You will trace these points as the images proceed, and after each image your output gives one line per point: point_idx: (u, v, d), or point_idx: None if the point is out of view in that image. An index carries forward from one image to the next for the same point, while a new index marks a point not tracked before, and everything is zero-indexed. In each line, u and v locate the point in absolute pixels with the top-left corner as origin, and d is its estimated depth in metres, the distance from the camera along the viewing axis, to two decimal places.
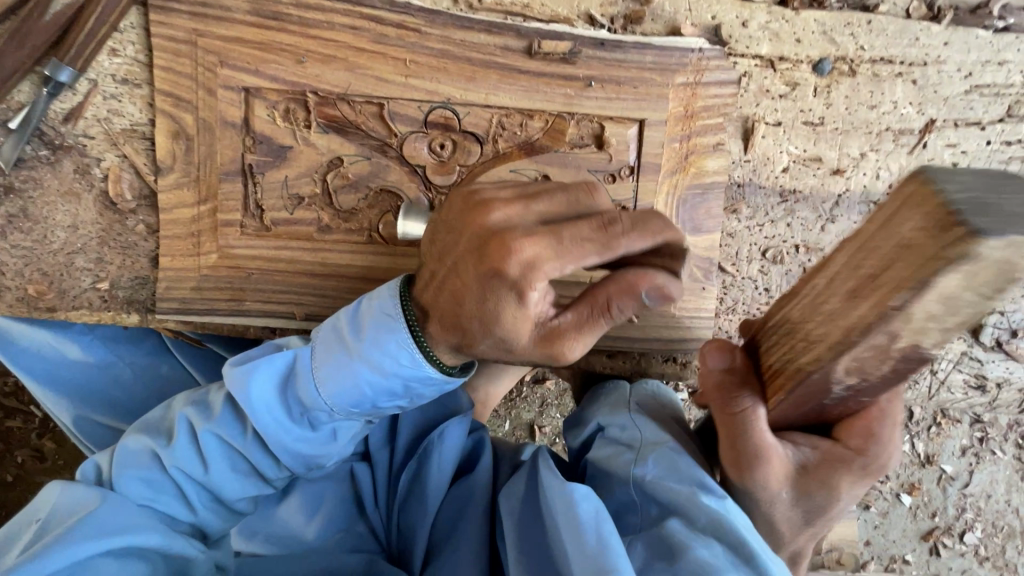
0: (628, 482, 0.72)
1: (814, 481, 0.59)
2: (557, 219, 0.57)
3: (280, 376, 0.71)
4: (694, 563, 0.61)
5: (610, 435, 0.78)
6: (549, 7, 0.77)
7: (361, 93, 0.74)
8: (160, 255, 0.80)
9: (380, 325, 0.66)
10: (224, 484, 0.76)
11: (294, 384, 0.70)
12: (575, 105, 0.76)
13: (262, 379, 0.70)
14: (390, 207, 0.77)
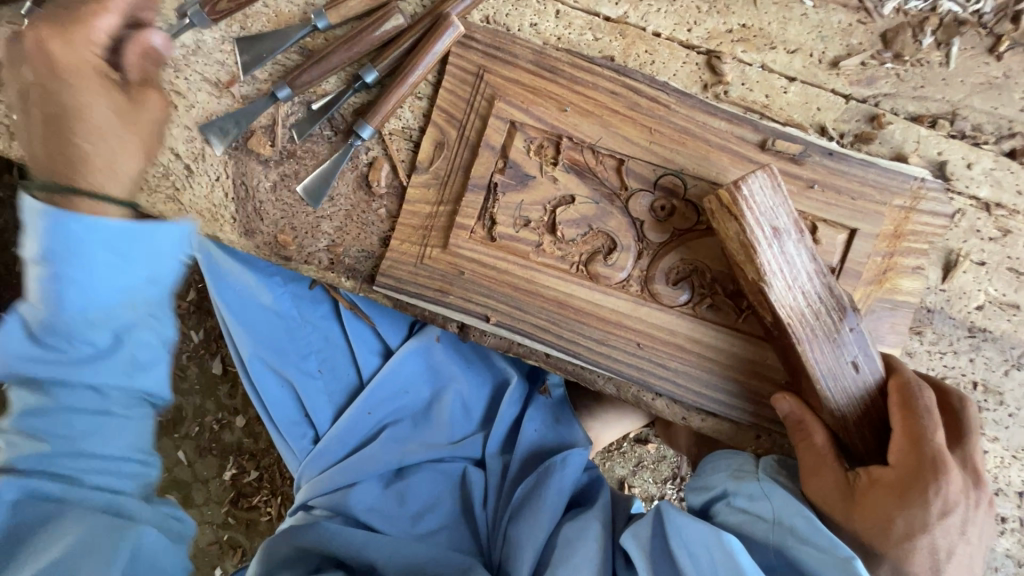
0: (769, 548, 0.74)
1: (905, 494, 0.68)
2: (695, 263, 0.85)
3: (59, 246, 0.67)
4: None
5: (738, 505, 0.79)
6: (788, 112, 0.86)
7: (607, 147, 0.85)
8: (391, 237, 0.92)
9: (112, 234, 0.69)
10: (76, 400, 0.70)
11: (72, 274, 0.67)
12: (795, 201, 0.82)
13: (116, 247, 0.69)
14: (602, 247, 0.86)
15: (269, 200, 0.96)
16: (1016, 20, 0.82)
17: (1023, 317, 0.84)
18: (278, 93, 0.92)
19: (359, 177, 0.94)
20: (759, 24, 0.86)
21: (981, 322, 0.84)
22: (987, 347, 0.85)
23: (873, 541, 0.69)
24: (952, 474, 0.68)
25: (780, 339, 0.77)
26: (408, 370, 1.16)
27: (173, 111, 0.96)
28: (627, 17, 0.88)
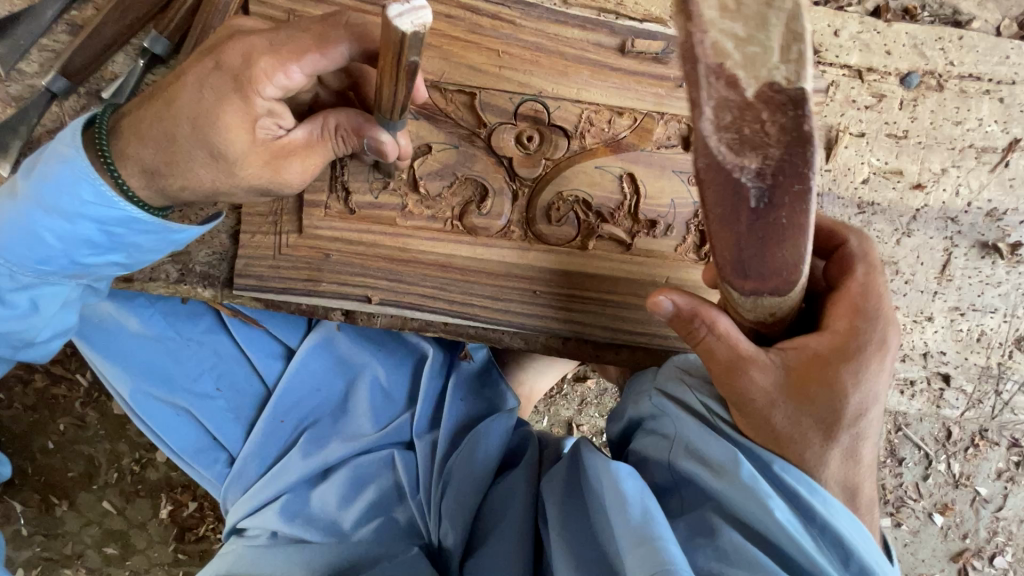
0: (666, 465, 0.74)
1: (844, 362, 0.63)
2: (575, 193, 0.78)
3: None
4: (730, 544, 0.64)
5: (650, 428, 0.79)
6: (644, 6, 0.77)
7: (454, 82, 0.75)
8: (240, 231, 0.81)
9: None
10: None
11: None
12: (665, 105, 0.76)
13: None
14: (473, 196, 0.78)
15: None
16: None
17: (907, 182, 0.82)
18: (51, 86, 0.75)
19: None
20: None
21: (868, 195, 0.82)
22: (879, 219, 0.83)
23: (818, 423, 0.64)
24: (886, 334, 0.65)
25: (779, 187, 0.49)
26: (315, 367, 1.08)
27: None
28: None
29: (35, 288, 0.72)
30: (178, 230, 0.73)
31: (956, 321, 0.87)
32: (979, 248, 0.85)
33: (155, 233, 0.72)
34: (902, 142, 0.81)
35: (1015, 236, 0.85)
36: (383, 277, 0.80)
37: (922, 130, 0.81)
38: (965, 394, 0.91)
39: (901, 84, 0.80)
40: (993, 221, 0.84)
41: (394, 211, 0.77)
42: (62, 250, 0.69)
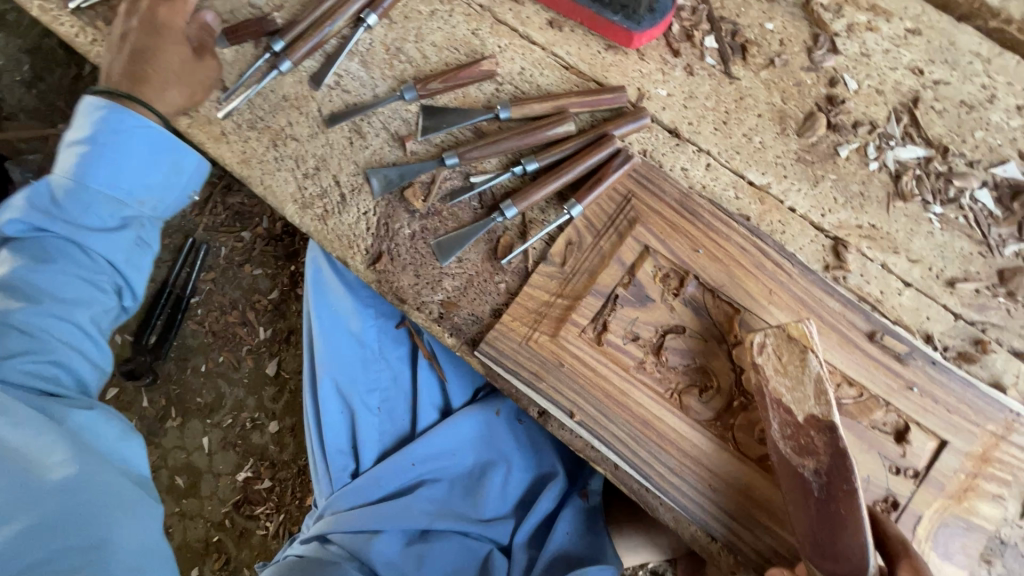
0: None
1: None
2: None
3: (48, 190, 0.89)
4: None
5: None
6: (898, 311, 0.91)
7: (727, 294, 0.91)
8: (504, 311, 0.99)
9: (69, 195, 0.89)
10: (79, 272, 0.89)
11: (95, 177, 0.90)
12: (892, 397, 0.86)
13: (31, 204, 0.88)
14: (698, 382, 0.90)
15: (403, 243, 1.04)
16: None
17: None
18: (446, 159, 1.02)
19: (490, 248, 1.01)
20: (887, 228, 0.94)
21: None
22: None
23: None
24: None
25: (833, 485, 0.76)
26: (462, 435, 1.18)
27: (348, 146, 1.08)
28: (770, 186, 0.97)
29: (125, 207, 0.93)
30: (192, 161, 0.99)
31: None
32: None
33: (182, 154, 0.97)
34: None
35: None
36: (592, 404, 0.92)
37: None
38: None
39: None
40: None
41: (633, 360, 0.92)
42: (130, 183, 0.93)
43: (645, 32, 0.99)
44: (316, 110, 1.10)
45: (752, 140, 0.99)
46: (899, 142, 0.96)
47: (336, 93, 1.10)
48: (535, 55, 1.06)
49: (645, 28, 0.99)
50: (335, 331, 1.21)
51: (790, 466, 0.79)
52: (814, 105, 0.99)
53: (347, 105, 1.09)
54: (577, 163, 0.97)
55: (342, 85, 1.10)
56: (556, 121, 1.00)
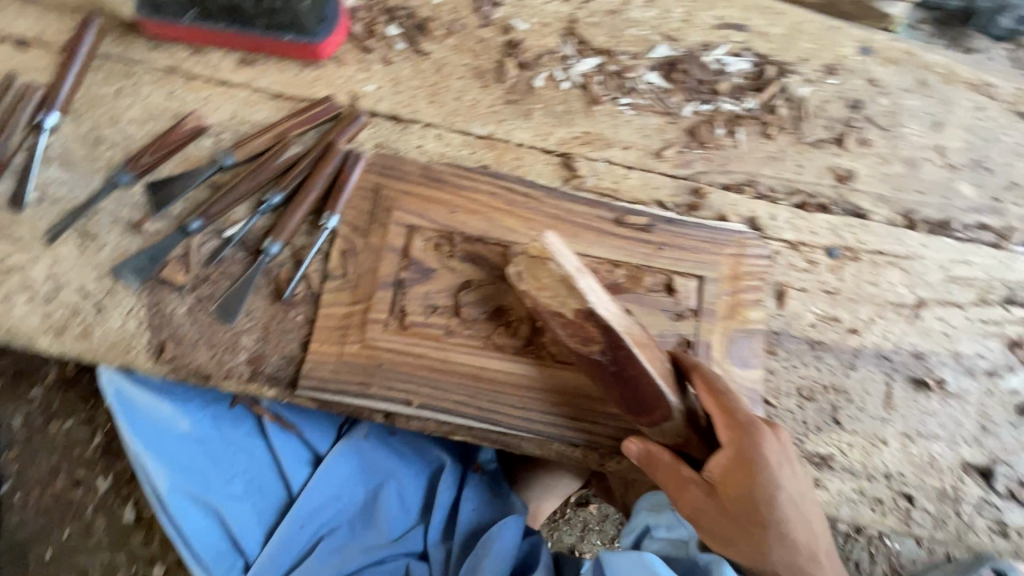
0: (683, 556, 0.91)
1: (744, 468, 0.79)
2: None
3: None
4: None
5: (659, 534, 0.96)
6: (632, 193, 1.06)
7: (494, 237, 1.00)
8: (310, 340, 0.98)
9: None
10: None
11: None
12: (652, 261, 1.00)
13: None
14: (502, 321, 0.97)
15: (183, 322, 0.99)
16: (775, 112, 1.10)
17: (844, 328, 1.04)
18: (190, 226, 0.99)
19: (272, 288, 1.00)
20: (597, 130, 1.08)
21: (815, 335, 1.03)
22: (826, 355, 1.03)
23: (741, 529, 0.79)
24: (769, 436, 0.80)
25: (619, 355, 0.86)
26: (341, 474, 1.17)
27: (82, 252, 1.00)
28: (495, 132, 1.07)
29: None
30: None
31: (908, 445, 1.01)
32: (913, 383, 1.03)
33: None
34: (835, 297, 1.05)
35: (940, 374, 1.03)
36: (421, 385, 0.96)
37: (848, 289, 1.05)
38: (931, 516, 0.99)
39: (828, 255, 1.06)
40: (919, 360, 1.04)
41: (439, 329, 0.97)
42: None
43: (325, 40, 1.04)
44: (31, 231, 1.01)
45: (463, 100, 1.08)
46: (576, 59, 1.11)
47: (46, 205, 1.02)
48: (241, 96, 1.06)
49: (324, 37, 1.04)
50: (162, 440, 1.11)
51: (587, 356, 0.90)
52: (501, 54, 1.10)
53: (63, 213, 1.01)
54: (316, 178, 1.00)
55: (47, 194, 1.02)
56: (279, 150, 1.02)
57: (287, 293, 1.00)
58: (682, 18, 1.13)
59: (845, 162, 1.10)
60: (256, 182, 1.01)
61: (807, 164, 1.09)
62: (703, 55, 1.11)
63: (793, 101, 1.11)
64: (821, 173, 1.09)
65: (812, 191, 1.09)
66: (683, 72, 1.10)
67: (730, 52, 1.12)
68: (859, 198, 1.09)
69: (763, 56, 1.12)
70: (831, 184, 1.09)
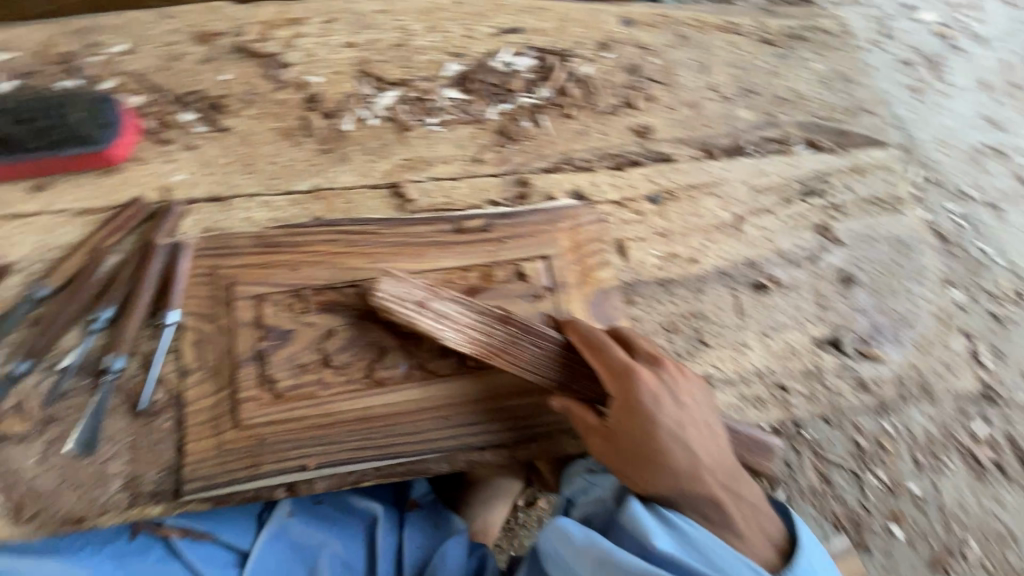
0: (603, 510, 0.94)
1: (629, 408, 0.86)
2: None
3: None
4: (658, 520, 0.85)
5: (580, 500, 0.98)
6: (465, 200, 1.12)
7: (344, 280, 1.01)
8: (184, 442, 0.94)
9: None
10: None
11: None
12: (498, 256, 1.06)
13: None
14: (374, 356, 0.98)
15: (36, 474, 0.91)
16: (568, 94, 1.21)
17: (684, 260, 1.15)
18: (18, 369, 0.93)
19: (126, 404, 0.95)
20: (415, 154, 1.14)
21: (662, 275, 1.13)
22: (677, 289, 1.13)
23: (638, 462, 0.86)
24: (648, 374, 0.88)
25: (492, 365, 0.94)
26: (273, 562, 1.10)
27: None
28: (318, 183, 1.10)
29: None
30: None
31: (768, 342, 1.13)
32: (754, 288, 1.15)
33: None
34: (669, 236, 1.16)
35: (773, 273, 1.17)
36: (314, 444, 0.94)
37: (676, 226, 1.17)
38: (804, 395, 1.12)
39: (651, 202, 1.17)
40: (753, 267, 1.16)
41: (315, 385, 0.96)
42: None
43: (116, 144, 1.02)
44: None
45: (279, 162, 1.10)
46: (377, 95, 1.16)
47: None
48: (40, 223, 1.01)
49: (113, 142, 1.01)
50: None
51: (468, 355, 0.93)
52: (303, 109, 1.13)
53: None
54: (142, 280, 0.97)
55: None
56: (96, 264, 0.98)
57: (144, 403, 0.94)
58: (462, 35, 1.22)
59: (640, 119, 1.22)
60: (77, 303, 0.95)
61: (609, 130, 1.21)
62: (491, 61, 1.21)
63: (580, 81, 1.22)
64: (623, 134, 1.21)
65: (620, 152, 1.20)
66: (477, 81, 1.19)
67: (513, 53, 1.22)
68: (661, 146, 1.22)
69: (543, 49, 1.24)
70: (634, 141, 1.21)
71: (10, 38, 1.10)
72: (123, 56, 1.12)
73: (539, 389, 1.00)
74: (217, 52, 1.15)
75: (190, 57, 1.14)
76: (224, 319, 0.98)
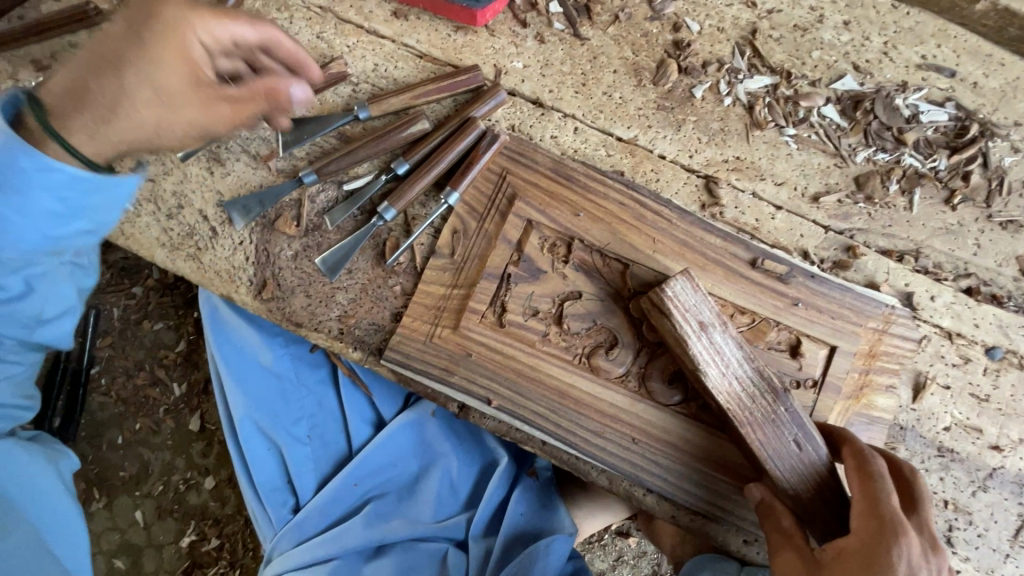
0: None
1: (864, 559, 0.69)
2: None
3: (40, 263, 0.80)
4: None
5: None
6: (775, 235, 0.96)
7: (616, 252, 0.92)
8: (403, 313, 0.96)
9: None
10: None
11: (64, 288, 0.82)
12: (782, 317, 0.90)
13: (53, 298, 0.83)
14: (603, 342, 0.91)
15: (287, 265, 0.99)
16: (966, 180, 0.94)
17: (983, 442, 0.91)
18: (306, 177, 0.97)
19: (376, 252, 0.99)
20: (751, 159, 0.97)
21: (947, 441, 0.91)
22: (953, 466, 0.91)
23: None
24: (915, 543, 0.68)
25: (734, 434, 0.82)
26: (401, 442, 1.17)
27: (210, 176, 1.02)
28: (638, 138, 0.99)
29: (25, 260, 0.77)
30: (118, 182, 0.75)
31: None
32: None
33: (108, 188, 0.75)
34: (982, 405, 0.92)
35: None
36: (507, 387, 0.92)
37: (999, 399, 0.92)
38: None
39: (986, 355, 0.92)
40: None
41: (538, 337, 0.92)
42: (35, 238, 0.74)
43: (486, 7, 0.97)
44: None
45: (612, 97, 1.00)
46: (746, 75, 0.99)
47: None
48: (386, 48, 1.03)
49: (485, 4, 0.97)
50: (246, 372, 1.17)
51: None
52: (664, 53, 1.00)
53: None
54: (445, 151, 0.95)
55: None
56: (410, 119, 0.98)
57: (390, 261, 0.97)
58: (880, 50, 0.98)
59: None
60: (382, 145, 0.97)
61: (990, 247, 0.94)
62: (897, 97, 0.97)
63: (990, 171, 0.95)
64: (1003, 260, 0.94)
65: (984, 278, 0.94)
66: (867, 112, 0.96)
67: (929, 100, 0.96)
68: None
69: (969, 110, 0.96)
70: (1011, 276, 0.94)
71: None
72: None
73: (747, 475, 0.89)
74: None
75: None
76: (491, 224, 0.95)
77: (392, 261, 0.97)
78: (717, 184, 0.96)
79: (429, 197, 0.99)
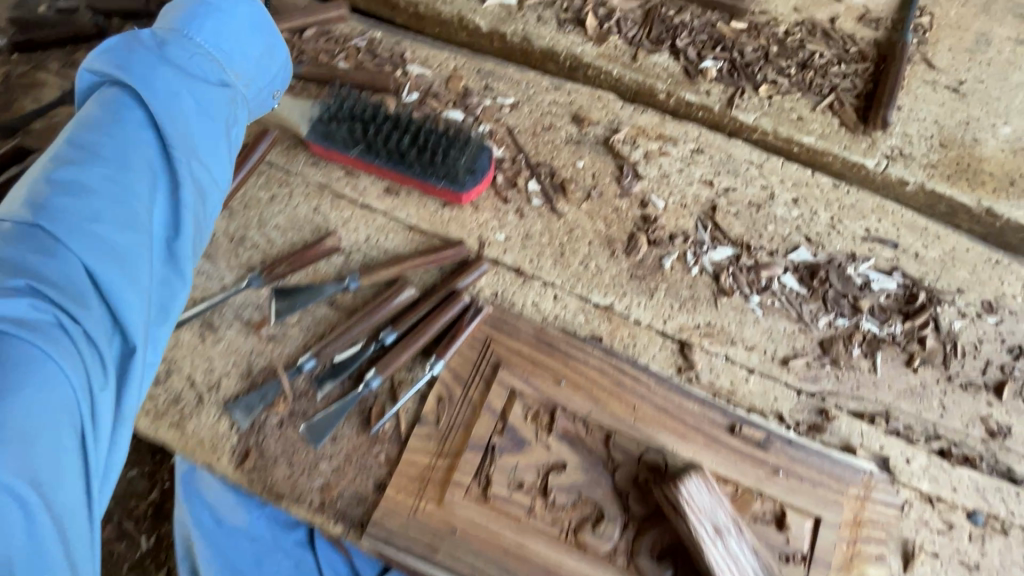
0: None
1: None
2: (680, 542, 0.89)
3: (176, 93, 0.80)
4: None
5: None
6: (750, 398, 0.99)
7: (598, 420, 0.95)
8: (387, 483, 0.95)
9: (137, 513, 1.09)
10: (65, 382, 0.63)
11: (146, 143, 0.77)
12: (764, 487, 0.91)
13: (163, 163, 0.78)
14: (588, 515, 0.91)
15: (272, 432, 0.99)
16: (922, 344, 1.00)
17: None
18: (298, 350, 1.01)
19: (363, 417, 1.00)
20: (721, 323, 1.02)
21: None
22: None
23: None
24: None
25: None
26: None
27: (202, 342, 1.05)
28: (614, 304, 1.04)
29: (218, 62, 0.85)
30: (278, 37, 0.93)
31: None
32: None
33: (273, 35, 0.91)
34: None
35: None
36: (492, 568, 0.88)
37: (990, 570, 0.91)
38: None
39: (969, 522, 0.93)
40: None
41: (524, 510, 0.91)
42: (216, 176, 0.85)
43: (470, 190, 1.07)
44: None
45: (589, 266, 1.07)
46: (710, 246, 1.07)
47: None
48: (378, 221, 1.12)
49: (469, 188, 1.07)
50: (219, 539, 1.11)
51: None
52: (633, 226, 1.09)
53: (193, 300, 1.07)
54: (431, 320, 1.00)
55: None
56: (397, 289, 1.04)
57: (376, 428, 0.98)
58: (828, 224, 1.08)
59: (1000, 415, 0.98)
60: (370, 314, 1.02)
61: (955, 409, 0.98)
62: (848, 266, 1.05)
63: (943, 335, 1.01)
64: (971, 422, 0.97)
65: (957, 440, 0.97)
66: (823, 280, 1.04)
67: (877, 268, 1.05)
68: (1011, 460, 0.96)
69: (915, 278, 1.04)
70: (981, 437, 0.97)
71: (432, 59, 1.24)
72: (507, 109, 1.19)
73: None
74: (583, 138, 1.16)
75: (559, 132, 1.17)
76: (476, 392, 0.98)
77: (377, 429, 0.98)
78: (691, 349, 1.01)
79: (417, 360, 1.02)
